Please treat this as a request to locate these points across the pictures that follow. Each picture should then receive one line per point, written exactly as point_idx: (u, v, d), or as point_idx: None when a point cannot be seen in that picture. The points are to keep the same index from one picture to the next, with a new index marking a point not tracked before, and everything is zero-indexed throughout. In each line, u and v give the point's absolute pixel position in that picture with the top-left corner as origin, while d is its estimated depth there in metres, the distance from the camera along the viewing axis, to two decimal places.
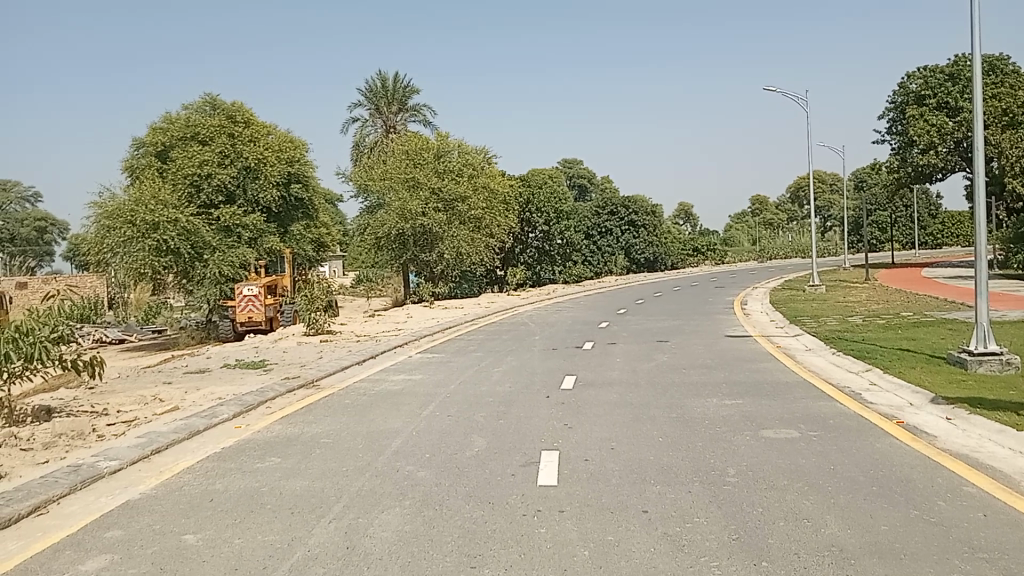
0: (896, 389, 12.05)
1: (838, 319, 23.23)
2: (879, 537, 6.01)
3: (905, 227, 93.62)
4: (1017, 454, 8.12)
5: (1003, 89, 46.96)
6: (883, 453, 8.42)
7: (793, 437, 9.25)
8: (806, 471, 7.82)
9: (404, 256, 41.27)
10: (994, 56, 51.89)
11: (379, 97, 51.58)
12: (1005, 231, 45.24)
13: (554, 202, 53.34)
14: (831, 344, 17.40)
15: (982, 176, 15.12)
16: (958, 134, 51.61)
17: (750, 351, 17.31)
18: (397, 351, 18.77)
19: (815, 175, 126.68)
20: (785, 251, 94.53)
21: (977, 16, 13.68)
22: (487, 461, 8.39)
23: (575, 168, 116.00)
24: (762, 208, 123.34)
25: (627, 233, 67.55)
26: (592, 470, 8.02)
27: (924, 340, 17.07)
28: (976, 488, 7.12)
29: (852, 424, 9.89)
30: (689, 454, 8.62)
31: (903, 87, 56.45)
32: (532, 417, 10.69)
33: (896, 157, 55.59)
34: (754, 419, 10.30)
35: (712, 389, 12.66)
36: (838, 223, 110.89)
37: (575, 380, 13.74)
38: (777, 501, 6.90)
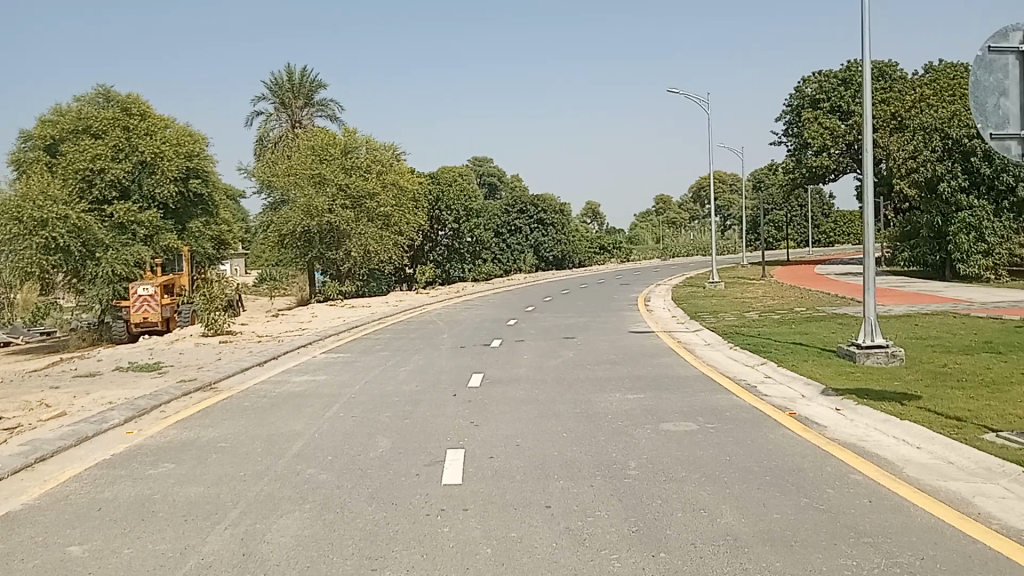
0: (789, 381, 12.48)
1: (737, 314, 24.06)
2: (771, 524, 6.22)
3: (799, 226, 97.59)
4: (900, 442, 8.54)
5: (893, 94, 49.33)
6: (775, 444, 8.72)
7: (692, 430, 9.47)
8: (703, 462, 8.04)
9: (310, 254, 40.60)
10: (883, 62, 54.45)
11: (284, 91, 50.44)
12: (892, 229, 47.63)
13: (464, 200, 53.38)
14: (730, 339, 17.92)
15: (870, 176, 15.72)
16: (849, 137, 54.02)
17: (652, 346, 17.73)
18: (300, 352, 18.34)
19: (715, 176, 130.95)
20: (688, 249, 97.13)
21: (867, 22, 14.30)
22: (390, 462, 8.30)
23: (485, 167, 116.64)
24: (665, 208, 126.40)
25: (536, 231, 68.35)
26: (496, 467, 8.02)
27: (816, 334, 17.75)
28: (861, 475, 7.46)
29: (748, 416, 10.22)
30: (592, 448, 8.72)
31: (800, 90, 58.65)
32: (437, 416, 10.62)
33: (791, 158, 57.81)
34: (655, 413, 10.51)
35: (615, 384, 12.85)
36: (737, 221, 114.98)
37: (482, 378, 13.75)
38: (675, 492, 7.07)
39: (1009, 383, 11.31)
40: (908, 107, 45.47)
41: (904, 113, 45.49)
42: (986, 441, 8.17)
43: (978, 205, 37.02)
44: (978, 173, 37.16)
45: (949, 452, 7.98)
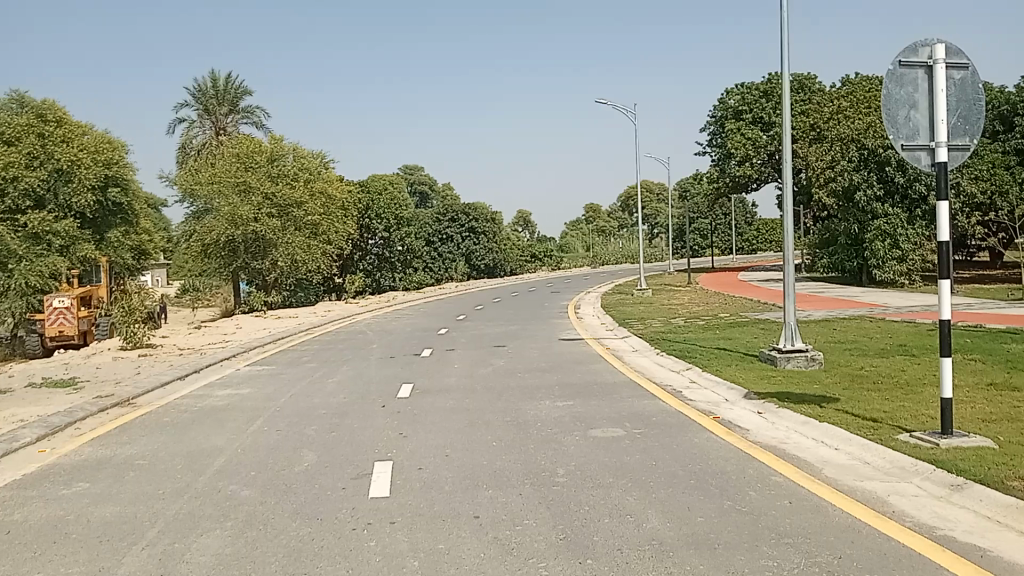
0: (713, 386, 12.73)
1: (664, 321, 24.46)
2: (696, 528, 6.31)
3: (724, 234, 99.89)
4: (820, 443, 8.79)
5: (812, 107, 50.94)
6: (700, 448, 8.88)
7: (619, 436, 9.57)
8: (630, 468, 8.14)
9: (235, 264, 39.79)
10: (802, 75, 56.16)
11: (208, 98, 49.37)
12: (812, 236, 49.11)
13: (393, 208, 53.07)
14: (656, 345, 18.19)
15: (790, 185, 16.15)
16: (770, 148, 55.53)
17: (582, 353, 17.88)
18: (224, 364, 17.92)
19: (643, 185, 133.19)
20: (618, 257, 98.39)
21: (786, 36, 14.74)
22: (316, 476, 8.16)
23: (415, 176, 116.23)
24: (595, 216, 127.83)
25: (468, 240, 68.34)
26: (424, 479, 7.96)
27: (738, 340, 18.18)
28: (783, 477, 7.64)
29: (673, 421, 10.39)
30: (521, 457, 8.72)
31: (723, 102, 60.04)
32: (365, 428, 10.48)
33: (716, 168, 59.14)
34: (584, 420, 10.58)
35: (545, 392, 12.91)
36: (664, 229, 117.04)
37: (411, 388, 13.64)
38: (602, 498, 7.12)
39: (920, 384, 11.75)
40: (826, 119, 47.03)
41: (822, 124, 47.00)
42: (900, 441, 8.45)
43: (892, 213, 38.29)
44: (893, 183, 38.32)
45: (865, 452, 8.24)
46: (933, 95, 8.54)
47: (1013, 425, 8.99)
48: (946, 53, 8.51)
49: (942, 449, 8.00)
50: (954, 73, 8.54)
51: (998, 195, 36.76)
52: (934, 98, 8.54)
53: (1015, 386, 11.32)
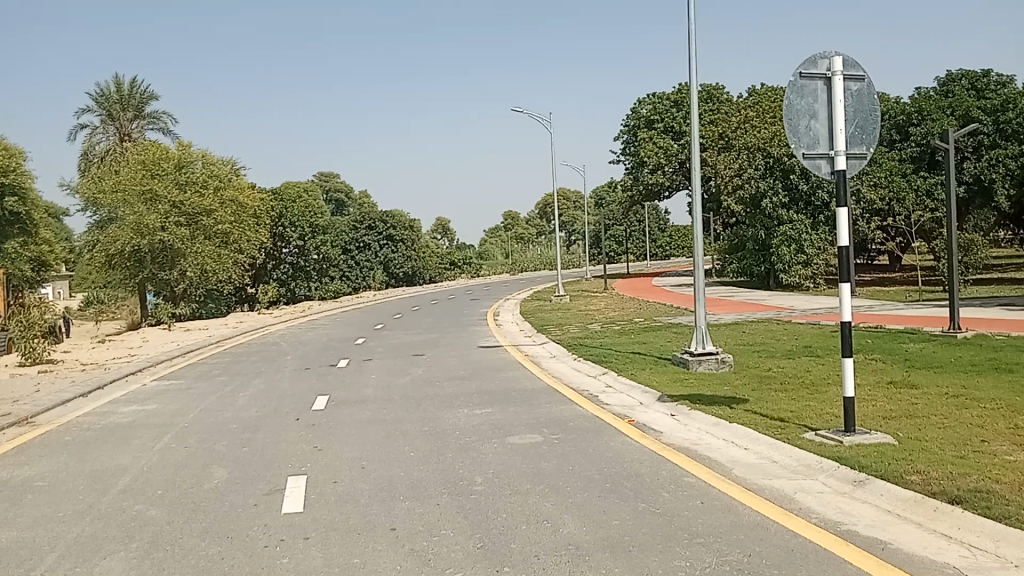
0: (628, 390, 12.93)
1: (580, 326, 24.75)
2: (611, 531, 6.39)
3: (638, 240, 101.75)
4: (730, 444, 9.03)
5: (720, 116, 52.41)
6: (615, 451, 9.00)
7: (537, 442, 9.63)
8: (547, 473, 8.18)
9: (141, 275, 38.42)
10: (711, 86, 57.72)
11: (112, 103, 47.63)
12: (721, 242, 50.52)
13: (308, 216, 52.22)
14: (573, 351, 18.38)
15: (699, 193, 16.55)
16: (681, 156, 56.89)
17: (499, 360, 17.93)
18: (129, 379, 17.27)
19: (560, 193, 134.64)
20: (536, 264, 99.09)
21: (693, 47, 15.13)
22: (227, 493, 7.94)
23: (331, 183, 114.63)
24: (513, 223, 128.47)
25: (385, 248, 67.77)
26: (339, 492, 7.84)
27: (652, 344, 18.53)
28: (695, 478, 7.81)
29: (589, 425, 10.51)
30: (439, 466, 8.68)
31: (636, 111, 61.19)
32: (278, 442, 10.25)
33: (629, 176, 60.25)
34: (502, 427, 10.59)
35: (463, 400, 12.89)
36: (581, 236, 118.50)
37: (327, 400, 13.42)
38: (519, 505, 7.14)
39: (825, 384, 12.19)
40: (734, 128, 48.50)
41: (731, 133, 48.43)
42: (806, 439, 8.75)
43: (797, 219, 39.64)
44: (797, 190, 39.71)
45: (773, 451, 8.50)
46: (832, 105, 8.87)
47: (911, 421, 9.41)
48: (843, 65, 8.85)
49: (845, 446, 8.31)
50: (851, 85, 8.90)
51: (895, 202, 38.42)
52: (833, 109, 8.87)
53: (912, 384, 11.85)
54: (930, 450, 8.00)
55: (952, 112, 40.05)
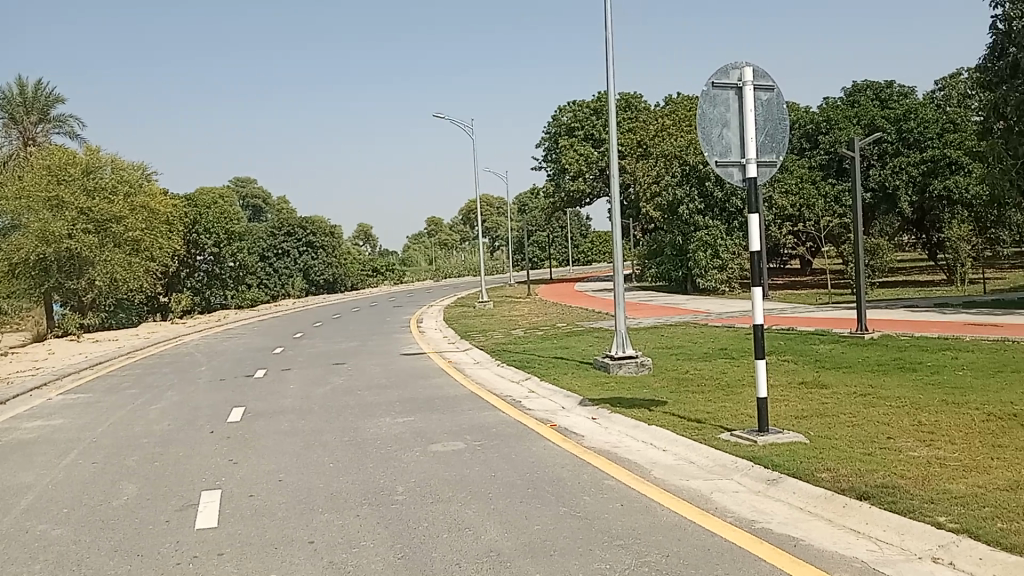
0: (550, 395, 13.01)
1: (503, 332, 24.81)
2: (533, 536, 6.40)
3: (561, 246, 102.65)
4: (649, 446, 9.17)
5: (639, 124, 53.38)
6: (537, 457, 9.04)
7: (459, 449, 9.59)
8: (470, 480, 8.16)
9: (46, 285, 36.81)
10: (629, 94, 58.72)
11: (14, 106, 45.66)
12: (641, 248, 51.44)
13: (224, 223, 51.05)
14: (496, 356, 18.41)
15: (617, 199, 16.77)
16: (601, 163, 57.71)
17: (422, 367, 17.82)
18: (33, 394, 16.51)
19: (483, 199, 134.94)
20: (460, 270, 98.90)
21: (611, 57, 15.36)
22: (137, 510, 7.67)
23: (248, 189, 112.38)
24: (437, 230, 128.05)
25: (304, 255, 66.79)
26: (256, 506, 7.65)
27: (575, 349, 18.70)
28: (615, 481, 7.90)
29: (512, 431, 10.53)
30: (359, 476, 8.56)
31: (557, 118, 61.74)
32: (192, 456, 9.96)
33: (551, 182, 60.80)
34: (423, 435, 10.52)
35: (384, 408, 12.76)
36: (505, 242, 118.87)
37: (243, 411, 13.10)
38: (441, 513, 7.10)
39: (740, 385, 12.49)
40: (652, 136, 49.49)
41: (649, 141, 49.45)
42: (722, 439, 8.96)
43: (712, 225, 40.57)
44: (712, 197, 40.76)
45: (691, 452, 8.66)
46: (743, 114, 9.10)
47: (821, 420, 9.73)
48: (754, 75, 9.08)
49: (759, 446, 8.53)
50: (761, 95, 9.15)
51: (806, 208, 39.83)
52: (744, 118, 9.10)
53: (823, 384, 12.25)
54: (839, 448, 8.28)
55: (858, 121, 41.64)
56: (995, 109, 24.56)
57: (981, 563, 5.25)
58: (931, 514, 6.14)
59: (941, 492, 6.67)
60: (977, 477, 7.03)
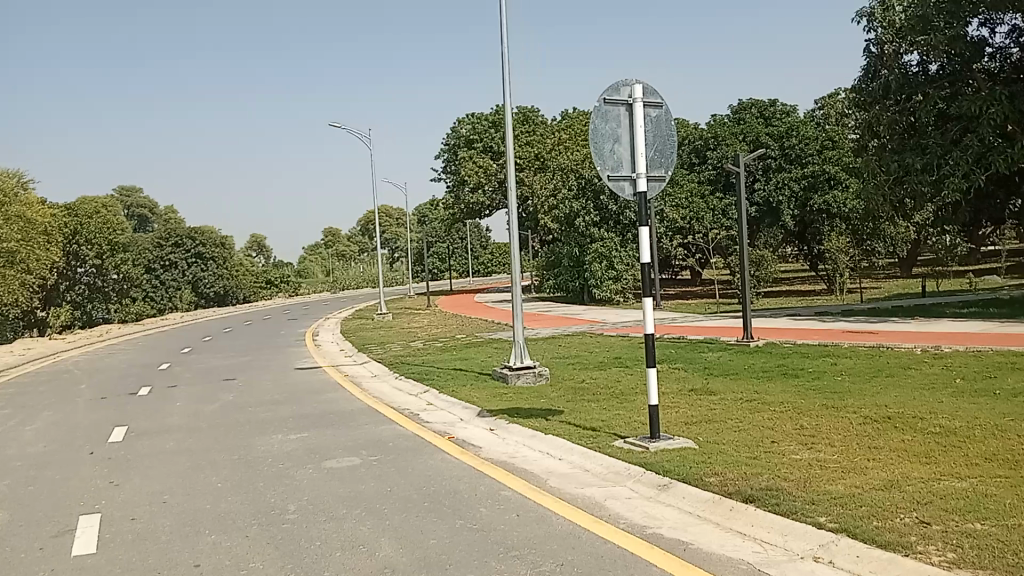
0: (448, 407, 12.97)
1: (401, 345, 24.60)
2: (428, 551, 6.37)
3: (460, 258, 102.74)
4: (545, 456, 9.26)
5: (537, 138, 54.08)
6: (433, 470, 9.00)
7: (354, 464, 9.44)
8: (364, 496, 8.04)
9: None
10: (527, 108, 59.37)
11: None
12: (539, 259, 52.03)
13: (107, 233, 48.86)
14: (394, 369, 18.23)
15: (514, 211, 16.91)
16: (500, 175, 58.15)
17: (318, 382, 17.47)
18: None
19: (382, 210, 133.81)
20: (358, 281, 97.58)
21: (507, 71, 15.52)
22: (7, 538, 7.22)
23: (133, 198, 108.16)
24: (334, 241, 126.14)
25: (194, 266, 64.67)
26: (139, 529, 7.33)
27: (473, 360, 18.72)
28: (511, 491, 7.94)
29: (408, 444, 10.45)
30: (249, 496, 8.33)
31: (456, 130, 61.90)
32: (69, 479, 9.45)
33: (450, 194, 60.82)
34: (318, 451, 10.31)
35: (277, 424, 12.45)
36: (404, 254, 118.13)
37: (126, 431, 12.52)
38: (335, 531, 6.97)
39: (633, 393, 12.77)
40: (550, 149, 50.22)
41: (547, 154, 50.24)
42: (615, 446, 9.14)
43: (607, 237, 41.45)
44: (607, 210, 41.72)
45: (586, 460, 8.80)
46: (634, 130, 9.36)
47: (710, 425, 10.06)
48: (643, 92, 9.35)
49: (652, 453, 8.74)
50: (650, 111, 9.42)
51: (695, 221, 41.22)
52: (634, 134, 9.36)
53: (711, 391, 12.66)
54: (727, 453, 8.57)
55: (744, 137, 43.52)
56: (869, 128, 26.06)
57: (858, 559, 5.53)
58: (811, 514, 6.42)
59: (821, 493, 6.98)
60: (854, 477, 7.39)
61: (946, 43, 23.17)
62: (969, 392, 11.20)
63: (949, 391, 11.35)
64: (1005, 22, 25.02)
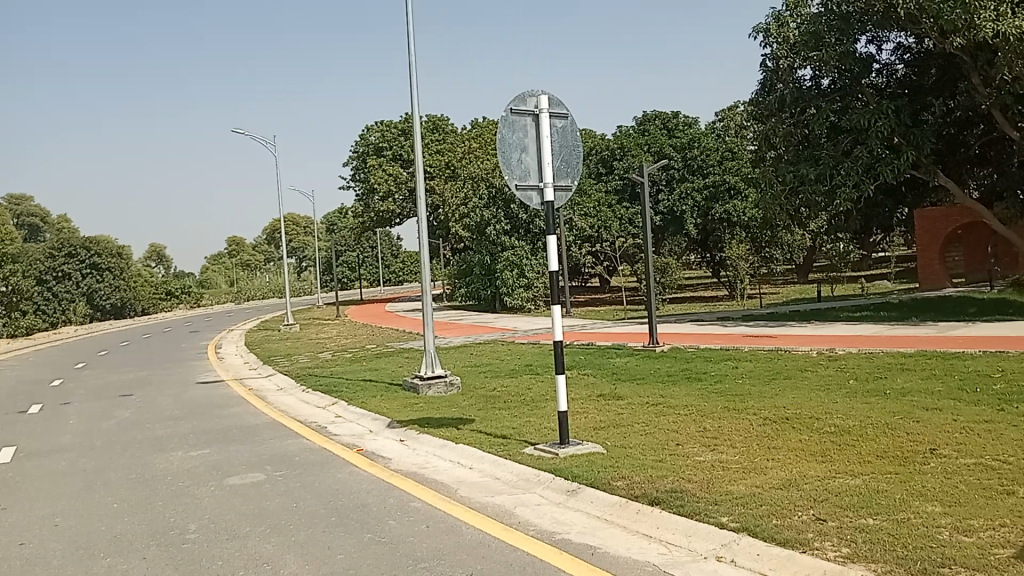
0: (356, 419, 12.78)
1: (309, 356, 24.13)
2: (335, 567, 6.25)
3: (371, 266, 101.68)
4: (455, 466, 9.23)
5: (448, 146, 54.06)
6: (341, 483, 8.84)
7: (259, 481, 9.20)
8: (269, 513, 7.85)
9: None
10: (437, 116, 59.31)
11: None
12: (450, 268, 51.98)
13: None
14: (301, 382, 17.85)
15: (422, 221, 16.81)
16: (410, 183, 57.83)
17: (222, 396, 16.95)
18: None
19: (289, 219, 131.28)
20: (264, 291, 95.33)
21: (414, 78, 15.45)
22: None
23: (22, 206, 103.03)
24: (238, 250, 123.02)
25: (89, 277, 62.00)
26: (26, 555, 6.95)
27: (383, 370, 18.50)
28: (421, 502, 7.88)
29: (315, 458, 10.25)
30: (147, 516, 8.01)
31: (364, 138, 61.36)
32: None
33: (359, 202, 60.13)
34: (221, 468, 10.01)
35: (177, 441, 12.02)
36: (312, 263, 116.09)
37: (13, 452, 11.85)
38: (237, 550, 6.77)
39: (543, 400, 12.86)
40: (461, 157, 50.27)
41: (457, 162, 50.32)
42: (525, 454, 9.18)
43: (518, 245, 41.95)
44: (517, 219, 42.02)
45: (496, 468, 8.81)
46: (540, 140, 9.44)
47: (618, 430, 10.21)
48: (549, 103, 9.46)
49: (561, 459, 8.81)
50: (556, 122, 9.54)
51: (604, 229, 41.92)
52: (541, 144, 9.44)
53: (619, 395, 12.87)
54: (633, 456, 8.72)
55: (649, 148, 44.60)
56: (766, 139, 27.10)
57: (758, 557, 5.69)
58: (714, 515, 6.59)
59: (723, 494, 7.17)
60: (753, 478, 7.63)
61: (837, 59, 24.27)
62: (860, 392, 11.73)
63: (843, 392, 11.85)
64: (891, 40, 26.35)
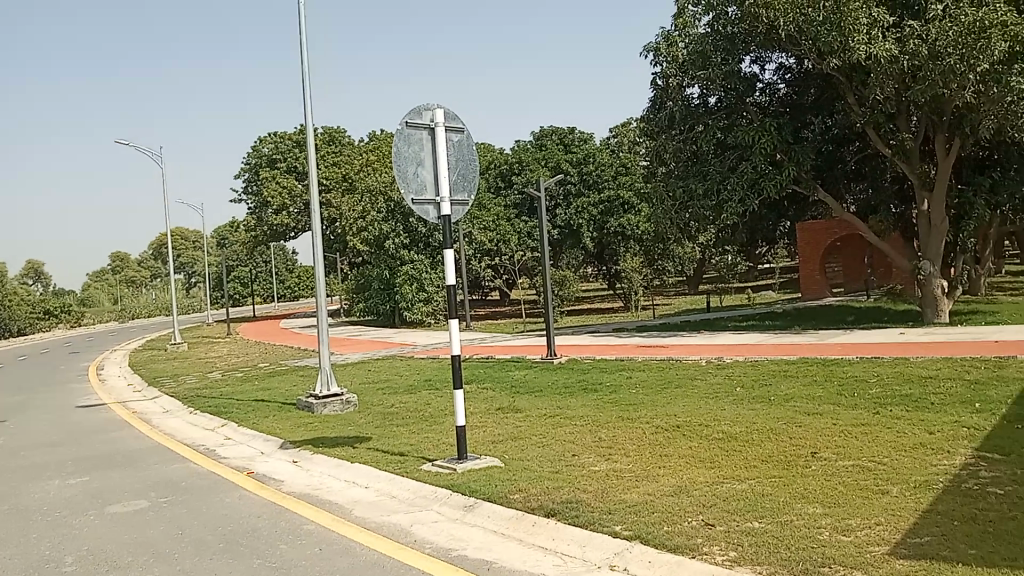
0: (248, 440, 12.40)
1: (198, 376, 23.28)
2: None
3: (264, 281, 99.09)
4: (350, 485, 9.07)
5: (344, 159, 53.32)
6: (231, 508, 8.55)
7: (142, 508, 8.79)
8: (153, 541, 7.51)
9: None
10: (332, 128, 58.52)
11: None
12: (346, 282, 51.22)
13: None
14: (189, 403, 17.19)
15: (317, 236, 16.52)
16: (305, 197, 56.76)
17: (103, 420, 16.14)
18: None
19: (177, 233, 126.72)
20: (151, 308, 91.58)
21: (308, 91, 15.22)
22: None
23: None
24: (122, 266, 117.85)
25: None
26: None
27: (277, 389, 18.04)
28: (314, 524, 7.70)
29: (204, 482, 9.88)
30: (18, 550, 7.53)
31: (256, 149, 59.89)
32: None
33: (251, 216, 58.60)
34: (101, 496, 9.52)
35: (54, 469, 11.37)
36: (202, 278, 112.32)
37: None
38: None
39: (440, 416, 12.80)
40: (357, 170, 49.69)
41: (354, 175, 49.70)
42: (422, 471, 9.10)
43: (417, 259, 41.76)
44: (416, 232, 41.80)
45: (392, 486, 8.70)
46: (436, 155, 9.43)
47: (515, 443, 10.25)
48: (444, 118, 9.47)
49: (458, 474, 8.78)
50: (452, 137, 9.57)
51: (502, 243, 42.15)
52: (437, 158, 9.43)
53: (516, 409, 12.92)
54: (530, 469, 8.77)
55: (545, 163, 45.19)
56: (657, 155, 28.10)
57: (650, 565, 5.80)
58: (608, 524, 6.68)
59: (617, 503, 7.28)
60: (646, 486, 7.78)
61: (723, 77, 25.25)
62: (748, 399, 12.15)
63: (732, 399, 12.26)
64: (773, 61, 27.53)
